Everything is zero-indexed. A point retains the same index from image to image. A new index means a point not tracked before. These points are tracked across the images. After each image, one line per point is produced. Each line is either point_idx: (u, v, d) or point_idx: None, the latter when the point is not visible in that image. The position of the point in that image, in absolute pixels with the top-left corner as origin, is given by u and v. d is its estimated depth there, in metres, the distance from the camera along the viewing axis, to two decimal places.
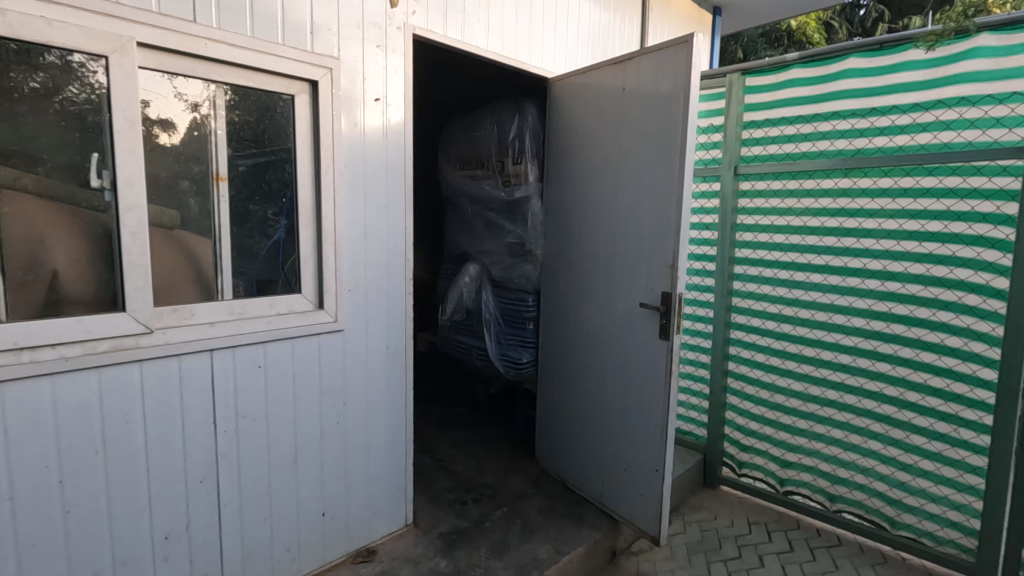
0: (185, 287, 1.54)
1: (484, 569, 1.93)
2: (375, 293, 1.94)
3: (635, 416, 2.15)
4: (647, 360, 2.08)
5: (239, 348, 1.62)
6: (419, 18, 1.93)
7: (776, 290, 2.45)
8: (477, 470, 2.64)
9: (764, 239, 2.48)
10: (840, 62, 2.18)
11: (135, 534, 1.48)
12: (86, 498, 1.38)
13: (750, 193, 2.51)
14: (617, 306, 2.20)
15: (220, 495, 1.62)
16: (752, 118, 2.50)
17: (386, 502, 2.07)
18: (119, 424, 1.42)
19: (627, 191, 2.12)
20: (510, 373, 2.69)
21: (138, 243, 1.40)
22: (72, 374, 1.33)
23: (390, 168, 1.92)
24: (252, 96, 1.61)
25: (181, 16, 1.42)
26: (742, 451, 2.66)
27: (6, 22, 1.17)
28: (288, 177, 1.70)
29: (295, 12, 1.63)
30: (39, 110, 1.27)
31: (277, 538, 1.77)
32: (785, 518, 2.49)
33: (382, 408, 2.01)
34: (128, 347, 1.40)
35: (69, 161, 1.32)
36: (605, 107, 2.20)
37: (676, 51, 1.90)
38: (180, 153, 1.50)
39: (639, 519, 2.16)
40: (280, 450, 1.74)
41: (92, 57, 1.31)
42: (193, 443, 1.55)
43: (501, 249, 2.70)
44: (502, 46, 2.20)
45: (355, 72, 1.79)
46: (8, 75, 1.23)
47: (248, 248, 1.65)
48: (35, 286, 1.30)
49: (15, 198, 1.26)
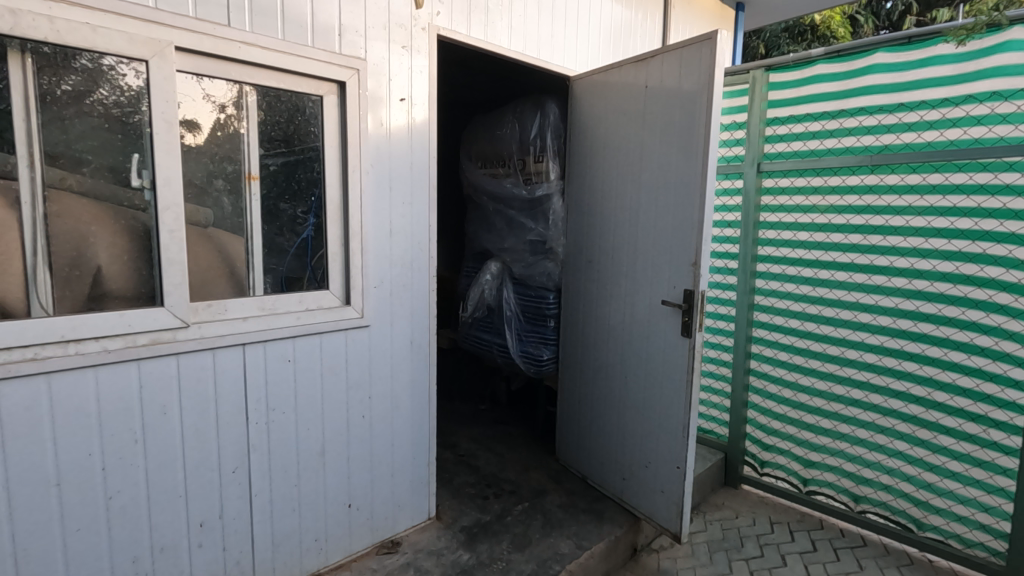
0: (219, 283, 1.59)
1: (507, 563, 1.95)
2: (400, 290, 1.97)
3: (656, 413, 2.15)
4: (669, 357, 2.08)
5: (270, 343, 1.66)
6: (443, 19, 1.96)
7: (800, 288, 2.43)
8: (499, 466, 2.67)
9: (788, 237, 2.46)
10: (867, 57, 2.16)
11: (172, 521, 1.53)
12: (126, 485, 1.44)
13: (774, 191, 2.50)
14: (639, 303, 2.21)
15: (251, 485, 1.68)
16: (776, 114, 2.48)
17: (410, 496, 2.11)
18: (157, 415, 1.47)
19: (650, 189, 2.13)
20: (531, 369, 2.71)
21: (176, 240, 1.45)
22: (114, 366, 1.39)
23: (415, 167, 1.96)
24: (283, 97, 1.66)
25: (216, 21, 1.46)
26: (764, 450, 2.64)
27: (55, 28, 1.23)
28: (316, 176, 1.74)
29: (324, 16, 1.67)
30: (83, 113, 1.33)
31: (305, 528, 1.81)
32: (808, 518, 2.47)
33: (406, 403, 2.05)
34: (165, 341, 1.46)
35: (111, 162, 1.37)
36: (627, 105, 2.21)
37: (699, 48, 1.90)
38: (213, 153, 1.55)
39: (659, 516, 2.16)
40: (308, 442, 1.79)
41: (123, 61, 1.35)
42: (226, 434, 1.61)
43: (521, 247, 2.70)
44: (525, 45, 2.22)
45: (381, 73, 1.83)
46: (44, 78, 1.27)
47: (278, 245, 1.70)
48: (79, 282, 1.36)
49: (61, 197, 1.32)
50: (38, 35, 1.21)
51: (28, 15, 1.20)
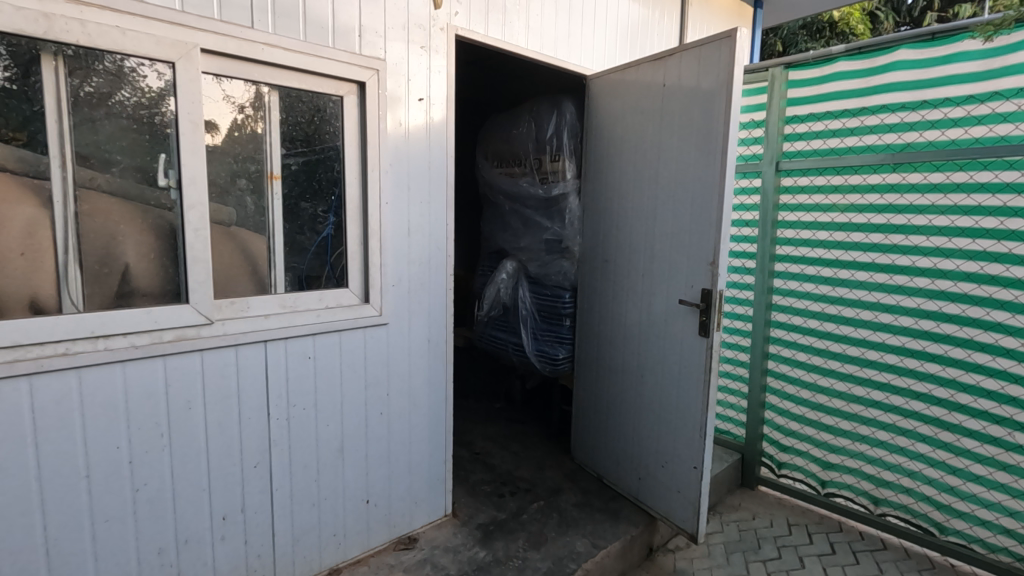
0: (242, 280, 1.62)
1: (522, 560, 1.96)
2: (418, 288, 1.99)
3: (673, 413, 2.15)
4: (687, 357, 2.07)
5: (291, 339, 1.69)
6: (461, 19, 1.97)
7: (818, 288, 2.40)
8: (514, 464, 2.68)
9: (807, 236, 2.44)
10: (889, 54, 2.13)
11: (196, 513, 1.56)
12: (153, 478, 1.47)
13: (792, 189, 2.48)
14: (656, 302, 2.20)
15: (272, 480, 1.70)
16: (795, 112, 2.46)
17: (426, 492, 2.13)
18: (182, 410, 1.50)
19: (667, 188, 2.12)
20: (547, 369, 2.71)
21: (201, 238, 1.48)
22: (142, 361, 1.42)
23: (433, 166, 1.97)
24: (304, 97, 1.68)
25: (240, 23, 1.49)
26: (782, 451, 2.62)
27: (86, 32, 1.26)
28: (336, 176, 1.76)
29: (344, 16, 1.69)
30: (112, 114, 1.36)
31: (324, 523, 1.84)
32: (826, 520, 2.45)
33: (423, 400, 2.07)
34: (190, 337, 1.49)
35: (139, 162, 1.40)
36: (644, 103, 2.20)
37: (718, 46, 1.89)
38: (236, 153, 1.57)
39: (675, 516, 2.16)
40: (327, 437, 1.81)
41: (143, 62, 1.37)
42: (249, 429, 1.63)
43: (537, 246, 2.70)
44: (542, 44, 2.23)
45: (400, 73, 1.84)
46: (70, 80, 1.30)
47: (298, 243, 1.72)
48: (108, 279, 1.39)
49: (92, 197, 1.35)
50: (70, 38, 1.25)
51: (61, 19, 1.23)
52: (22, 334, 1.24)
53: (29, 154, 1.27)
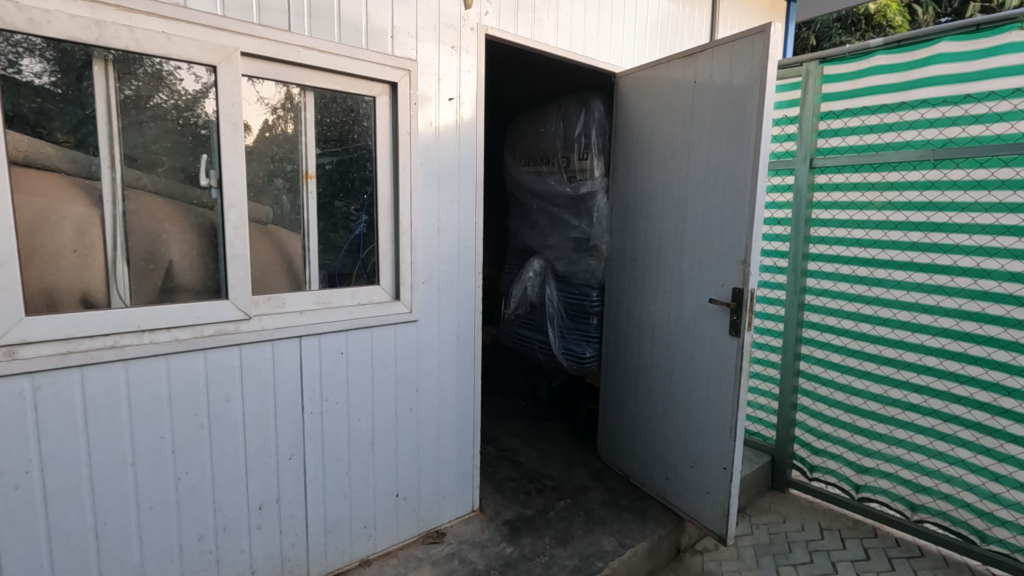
0: (278, 277, 1.66)
1: (550, 557, 1.97)
2: (447, 285, 2.01)
3: (702, 414, 2.13)
4: (717, 357, 2.05)
5: (325, 335, 1.73)
6: (491, 19, 1.98)
7: (854, 288, 2.35)
8: (540, 461, 2.69)
9: (842, 235, 2.38)
10: (930, 47, 2.07)
11: (234, 502, 1.62)
12: (194, 467, 1.53)
13: (827, 187, 2.43)
14: (685, 301, 2.18)
15: (306, 472, 1.75)
16: (830, 108, 2.41)
17: (454, 487, 2.15)
18: (221, 402, 1.55)
19: (698, 186, 2.10)
20: (574, 367, 2.71)
21: (240, 236, 1.53)
22: (184, 354, 1.48)
23: (462, 165, 1.99)
24: (339, 99, 1.72)
25: (278, 26, 1.53)
26: (814, 454, 2.57)
27: (134, 38, 1.32)
28: (368, 175, 1.80)
29: (377, 18, 1.72)
30: (157, 117, 1.41)
31: (355, 515, 1.88)
32: (861, 526, 2.40)
33: (452, 397, 2.09)
34: (229, 332, 1.54)
35: (183, 163, 1.46)
36: (674, 100, 2.19)
37: (751, 41, 1.87)
38: (274, 154, 1.62)
39: (703, 517, 2.14)
40: (359, 432, 1.85)
41: (180, 66, 1.42)
42: (284, 422, 1.68)
43: (565, 244, 2.70)
44: (571, 42, 2.22)
45: (431, 73, 1.87)
46: (114, 84, 1.35)
47: (332, 241, 1.76)
48: (153, 275, 1.44)
49: (138, 197, 1.41)
50: (119, 44, 1.30)
51: (112, 26, 1.29)
52: (75, 328, 1.31)
53: (81, 155, 1.33)
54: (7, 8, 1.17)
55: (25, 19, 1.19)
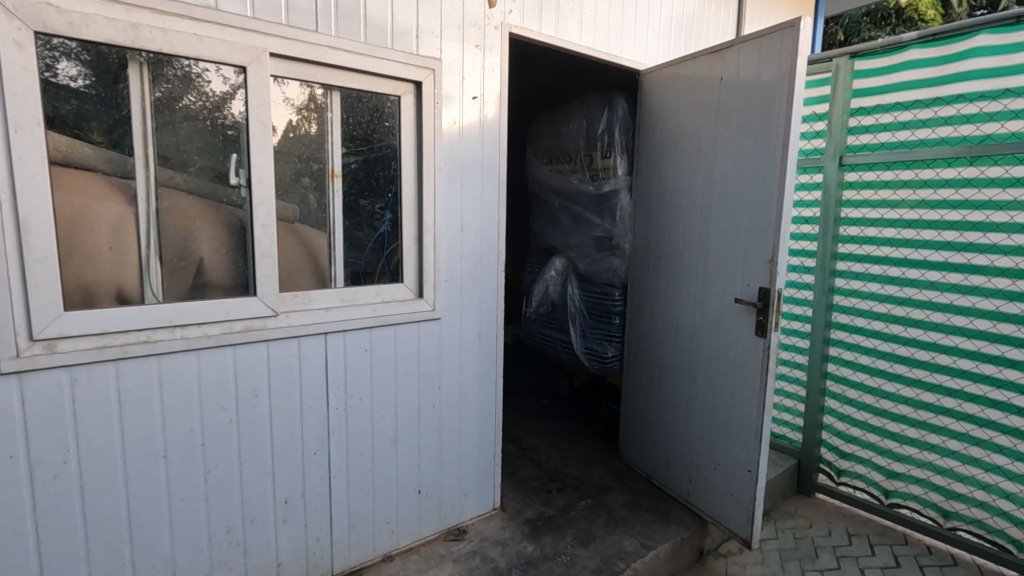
0: (304, 274, 1.68)
1: (571, 557, 1.96)
2: (469, 283, 2.02)
3: (726, 415, 2.10)
4: (743, 357, 2.02)
5: (350, 332, 1.75)
6: (515, 17, 1.98)
7: (884, 288, 2.29)
8: (561, 461, 2.68)
9: (872, 234, 2.33)
10: (967, 40, 2.00)
11: (261, 496, 1.65)
12: (223, 460, 1.56)
13: (857, 185, 2.37)
14: (710, 301, 2.15)
15: (331, 467, 1.77)
16: (861, 104, 2.35)
17: (476, 485, 2.16)
18: (249, 397, 1.58)
19: (723, 185, 2.07)
20: (595, 367, 2.69)
21: (268, 234, 1.56)
22: (214, 350, 1.51)
23: (485, 163, 2.00)
24: (364, 98, 1.73)
25: (306, 27, 1.55)
26: (842, 458, 2.51)
27: (168, 40, 1.35)
28: (393, 174, 1.82)
29: (402, 18, 1.73)
30: (188, 117, 1.44)
31: (378, 511, 1.90)
32: (890, 532, 2.34)
33: (474, 395, 2.10)
34: (257, 328, 1.57)
35: (213, 163, 1.49)
36: (699, 97, 2.16)
37: (780, 37, 1.83)
38: (302, 153, 1.64)
39: (727, 520, 2.11)
40: (382, 428, 1.87)
41: (208, 67, 1.44)
42: (309, 417, 1.70)
43: (587, 243, 2.69)
44: (595, 40, 2.21)
45: (455, 72, 1.87)
46: (146, 86, 1.37)
47: (357, 239, 1.78)
48: (185, 271, 1.47)
49: (171, 195, 1.44)
50: (153, 46, 1.34)
51: (147, 28, 1.32)
52: (111, 323, 1.35)
53: (117, 155, 1.36)
54: (48, 12, 1.21)
55: (65, 22, 1.23)
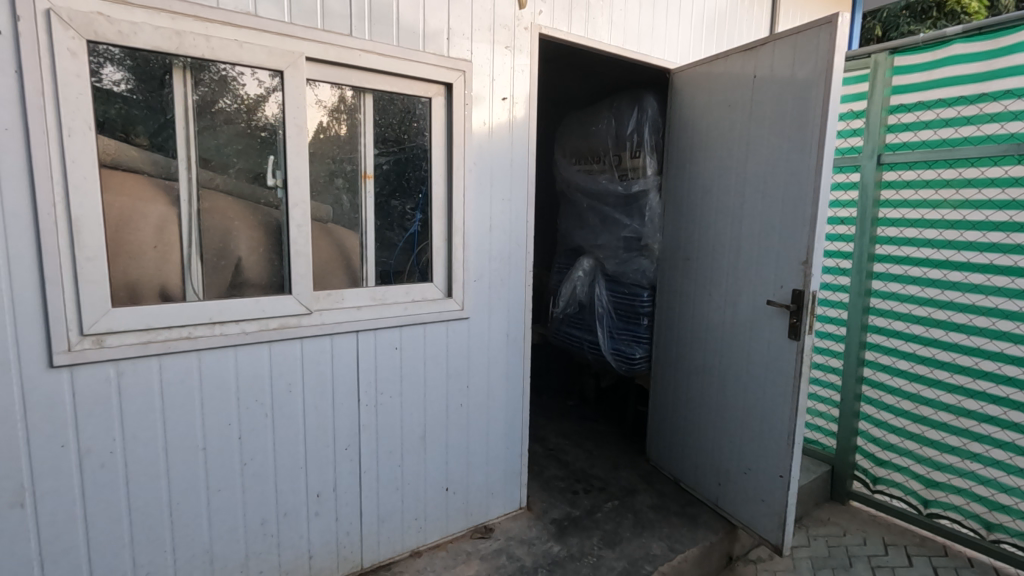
0: (337, 273, 1.72)
1: (597, 558, 1.95)
2: (497, 283, 2.03)
3: (757, 419, 2.06)
4: (775, 360, 1.98)
5: (380, 331, 1.78)
6: (545, 18, 1.99)
7: (924, 291, 2.21)
8: (588, 461, 2.68)
9: (912, 235, 2.25)
10: (1014, 33, 1.93)
11: (294, 489, 1.69)
12: (258, 453, 1.61)
13: (896, 184, 2.30)
14: (741, 303, 2.12)
15: (361, 463, 1.80)
16: (900, 101, 2.29)
17: (503, 484, 2.17)
18: (284, 392, 1.63)
19: (756, 185, 2.04)
20: (623, 368, 2.67)
21: (303, 234, 1.60)
22: (251, 347, 1.55)
23: (514, 163, 2.01)
24: (396, 100, 1.76)
25: (341, 32, 1.59)
26: (878, 466, 2.44)
27: (210, 46, 1.40)
28: (423, 174, 1.84)
29: (434, 20, 1.75)
30: (227, 121, 1.48)
31: (406, 506, 1.92)
32: (929, 543, 2.26)
33: (501, 394, 2.11)
34: (292, 326, 1.61)
35: (251, 165, 1.53)
36: (732, 95, 2.13)
37: (817, 33, 1.79)
38: (336, 155, 1.67)
39: (758, 525, 2.07)
40: (411, 425, 1.89)
41: (244, 71, 1.48)
42: (341, 413, 1.74)
43: (616, 243, 2.67)
44: (625, 39, 2.20)
45: (485, 73, 1.89)
46: (186, 90, 1.42)
47: (388, 239, 1.81)
48: (224, 270, 1.52)
49: (211, 196, 1.49)
50: (196, 52, 1.39)
51: (190, 35, 1.37)
52: (154, 319, 1.40)
53: (161, 158, 1.42)
54: (99, 22, 1.26)
55: (115, 31, 1.28)
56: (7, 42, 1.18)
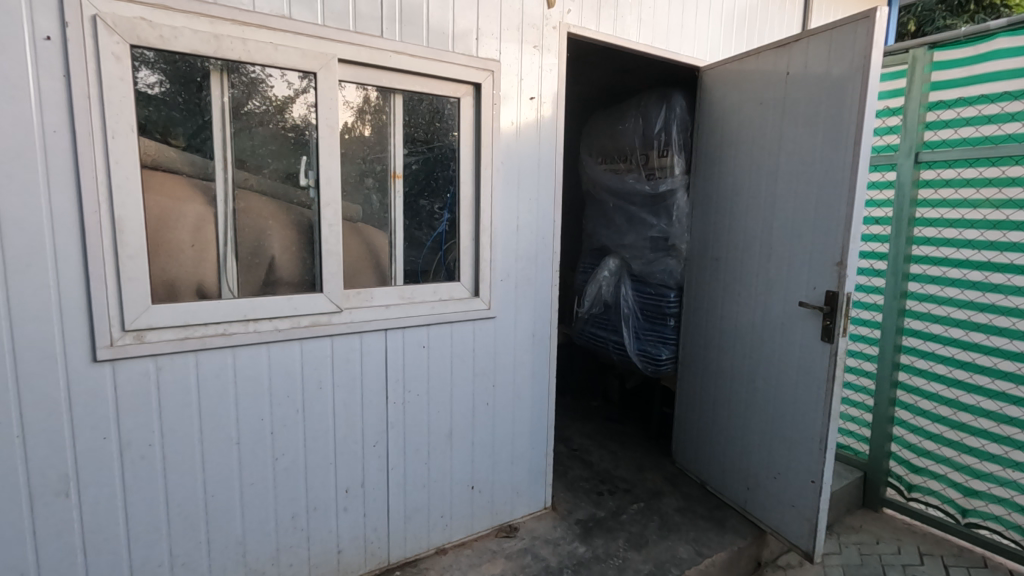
0: (366, 272, 1.74)
1: (623, 560, 1.94)
2: (524, 283, 2.03)
3: (788, 423, 2.03)
4: (807, 363, 1.94)
5: (408, 330, 1.80)
6: (574, 17, 1.98)
7: (964, 294, 2.14)
8: (612, 463, 2.66)
9: (951, 236, 2.18)
10: None
11: (324, 485, 1.71)
12: (289, 449, 1.64)
13: (934, 183, 2.23)
14: (772, 304, 2.08)
15: (389, 460, 1.82)
16: (940, 97, 2.22)
17: (528, 484, 2.18)
18: (314, 389, 1.65)
19: (788, 184, 2.00)
20: (649, 369, 2.65)
21: (334, 234, 1.62)
22: (284, 344, 1.58)
23: (542, 163, 2.00)
24: (425, 100, 1.77)
25: (372, 33, 1.61)
26: (913, 473, 2.37)
27: (247, 49, 1.43)
28: (451, 174, 1.85)
29: (463, 21, 1.76)
30: (260, 122, 1.51)
31: (432, 504, 1.94)
32: (967, 553, 2.19)
33: (527, 394, 2.11)
34: (323, 323, 1.63)
35: (285, 166, 1.56)
36: (764, 93, 2.09)
37: (853, 28, 1.75)
38: (366, 155, 1.69)
39: (788, 531, 2.04)
40: (438, 423, 1.91)
41: (276, 73, 1.51)
42: (369, 410, 1.76)
43: (642, 243, 2.64)
44: (654, 37, 2.18)
45: (513, 73, 1.89)
46: (220, 93, 1.45)
47: (417, 239, 1.82)
48: (258, 268, 1.55)
49: (246, 196, 1.52)
50: (233, 55, 1.42)
51: (228, 39, 1.40)
52: (192, 316, 1.44)
53: (199, 158, 1.45)
54: (142, 26, 1.30)
55: (157, 35, 1.32)
56: (57, 48, 1.23)
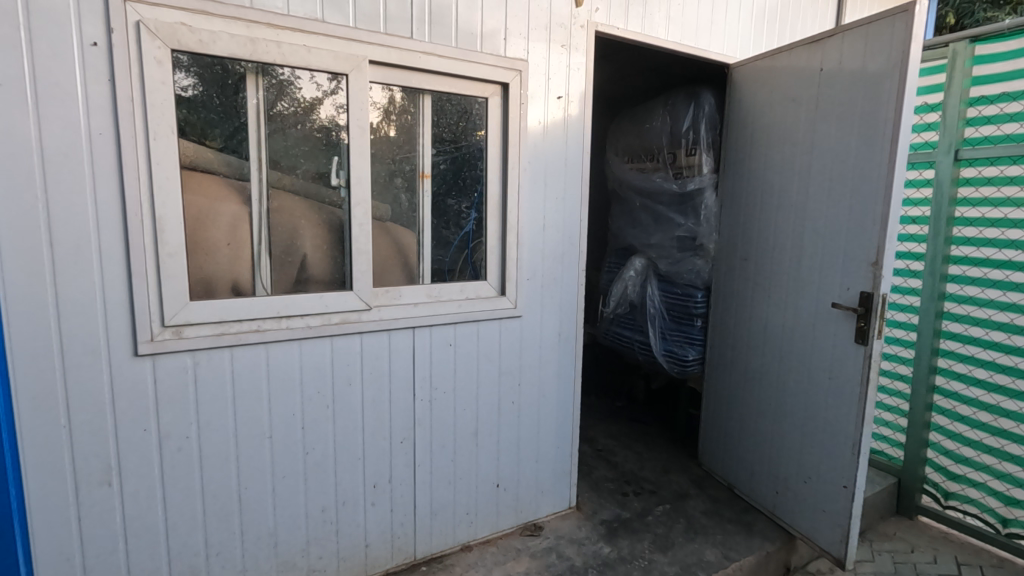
0: (394, 271, 1.76)
1: (649, 561, 1.93)
2: (550, 282, 2.03)
3: (819, 426, 1.99)
4: (839, 366, 1.90)
5: (435, 328, 1.82)
6: (601, 15, 1.97)
7: (1006, 295, 2.07)
8: (637, 464, 2.65)
9: (993, 236, 2.11)
10: None
11: (352, 480, 1.74)
12: (319, 443, 1.67)
13: (975, 181, 2.16)
14: (803, 305, 2.04)
15: (415, 456, 1.84)
16: (981, 92, 2.14)
17: (553, 483, 2.18)
18: (344, 385, 1.68)
19: (821, 182, 1.96)
20: (675, 369, 2.62)
21: (364, 232, 1.64)
22: (315, 341, 1.61)
23: (568, 162, 2.00)
24: (453, 100, 1.79)
25: (401, 34, 1.63)
26: (951, 480, 2.30)
27: (281, 52, 1.46)
28: (479, 174, 1.86)
29: (491, 21, 1.77)
30: (291, 124, 1.54)
31: (458, 500, 1.95)
32: (1007, 564, 2.12)
33: (552, 393, 2.11)
34: (352, 321, 1.66)
35: (317, 166, 1.59)
36: (796, 90, 2.05)
37: (892, 22, 1.71)
38: (396, 154, 1.72)
39: (818, 537, 2.00)
40: (464, 421, 1.92)
41: (307, 74, 1.54)
42: (397, 407, 1.78)
43: (669, 243, 2.61)
44: (683, 34, 2.15)
45: (540, 72, 1.89)
46: (252, 95, 1.48)
47: (444, 238, 1.84)
48: (290, 266, 1.59)
49: (279, 196, 1.55)
50: (268, 58, 1.45)
51: (263, 42, 1.44)
52: (227, 313, 1.48)
53: (235, 159, 1.49)
54: (182, 32, 1.34)
55: (196, 40, 1.36)
56: (103, 53, 1.28)
